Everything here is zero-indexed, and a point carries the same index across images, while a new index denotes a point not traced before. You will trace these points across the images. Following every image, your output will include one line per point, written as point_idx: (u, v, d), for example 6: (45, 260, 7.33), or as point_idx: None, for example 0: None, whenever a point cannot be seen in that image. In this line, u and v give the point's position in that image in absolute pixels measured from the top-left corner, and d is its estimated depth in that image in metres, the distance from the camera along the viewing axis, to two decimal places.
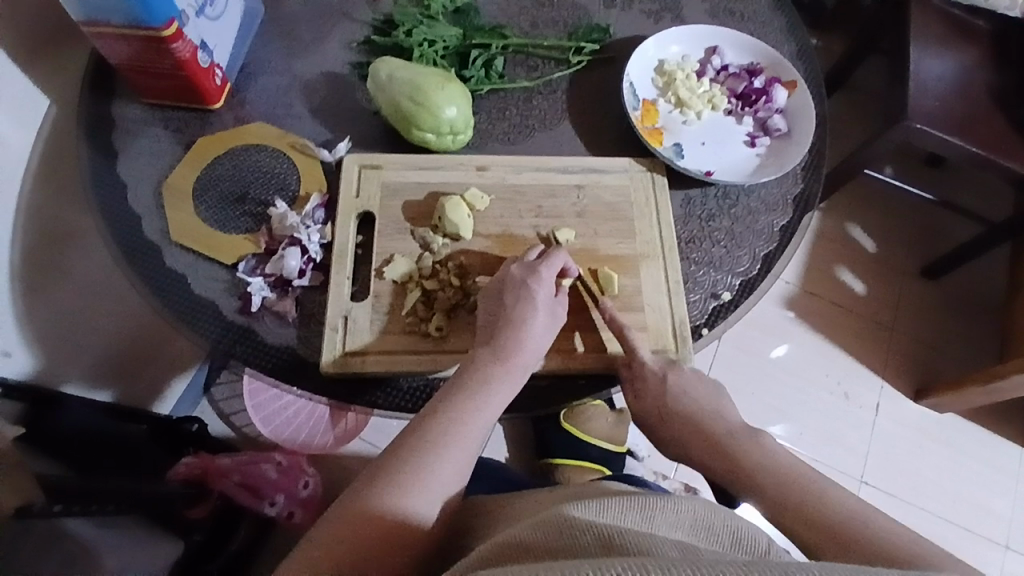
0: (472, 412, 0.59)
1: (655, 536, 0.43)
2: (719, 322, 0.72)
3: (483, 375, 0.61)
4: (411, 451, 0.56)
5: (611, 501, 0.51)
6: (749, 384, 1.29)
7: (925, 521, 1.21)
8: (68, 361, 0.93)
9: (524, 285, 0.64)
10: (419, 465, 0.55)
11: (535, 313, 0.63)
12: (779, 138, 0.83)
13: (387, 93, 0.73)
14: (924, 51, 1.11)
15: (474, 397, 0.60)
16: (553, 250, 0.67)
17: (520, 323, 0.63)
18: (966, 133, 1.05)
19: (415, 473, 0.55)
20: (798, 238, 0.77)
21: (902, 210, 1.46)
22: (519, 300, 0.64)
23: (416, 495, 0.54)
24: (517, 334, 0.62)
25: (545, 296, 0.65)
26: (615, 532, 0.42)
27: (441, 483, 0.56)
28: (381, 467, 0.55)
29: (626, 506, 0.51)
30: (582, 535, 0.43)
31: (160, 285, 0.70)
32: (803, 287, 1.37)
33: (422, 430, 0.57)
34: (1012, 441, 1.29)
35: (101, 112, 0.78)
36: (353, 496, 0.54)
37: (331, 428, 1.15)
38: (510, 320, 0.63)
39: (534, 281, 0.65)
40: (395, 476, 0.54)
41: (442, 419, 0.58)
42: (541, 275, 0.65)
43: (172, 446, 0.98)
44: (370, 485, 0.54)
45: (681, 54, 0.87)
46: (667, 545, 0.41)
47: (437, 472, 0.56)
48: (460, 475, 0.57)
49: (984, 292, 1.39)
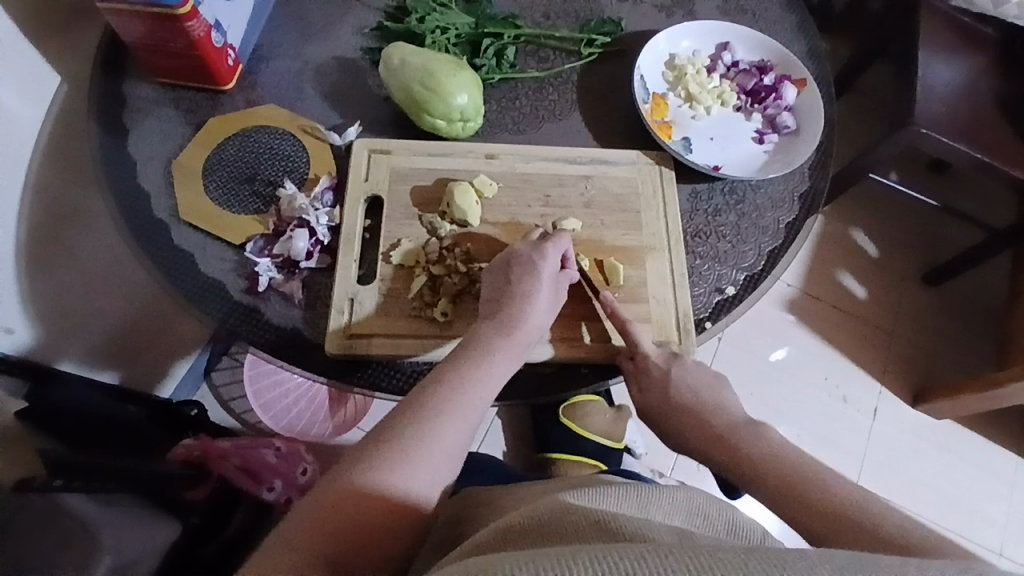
0: (475, 387, 0.59)
1: (655, 525, 0.43)
2: (723, 316, 0.73)
3: (487, 350, 0.61)
4: (416, 418, 0.56)
5: (609, 489, 0.51)
6: (748, 383, 1.29)
7: (919, 526, 1.21)
8: (68, 339, 0.93)
9: (530, 263, 0.64)
10: (423, 433, 0.56)
11: (540, 289, 0.64)
12: (787, 136, 0.83)
13: (398, 78, 0.73)
14: (932, 56, 1.11)
15: (478, 368, 0.60)
16: (559, 235, 0.66)
17: (527, 302, 0.63)
18: (971, 138, 1.06)
19: (417, 446, 0.55)
20: (803, 235, 0.78)
21: (905, 215, 1.46)
22: (524, 277, 0.64)
23: (420, 463, 0.55)
24: (523, 309, 0.63)
25: (550, 272, 0.65)
26: (612, 519, 0.43)
27: (445, 452, 0.56)
28: (383, 434, 0.56)
29: (624, 494, 0.51)
30: (579, 523, 0.43)
31: (168, 262, 0.70)
32: (805, 289, 1.38)
33: (427, 398, 0.58)
34: (1007, 448, 1.29)
35: (112, 89, 0.78)
36: (355, 462, 0.54)
37: (330, 415, 1.16)
38: (515, 298, 0.63)
39: (539, 259, 0.64)
40: (398, 443, 0.55)
41: (447, 388, 0.58)
42: (547, 252, 0.65)
43: (172, 427, 0.99)
44: (372, 452, 0.54)
45: (692, 50, 0.87)
46: (666, 534, 0.41)
47: (438, 446, 0.56)
48: (462, 444, 0.58)
49: (985, 299, 1.40)
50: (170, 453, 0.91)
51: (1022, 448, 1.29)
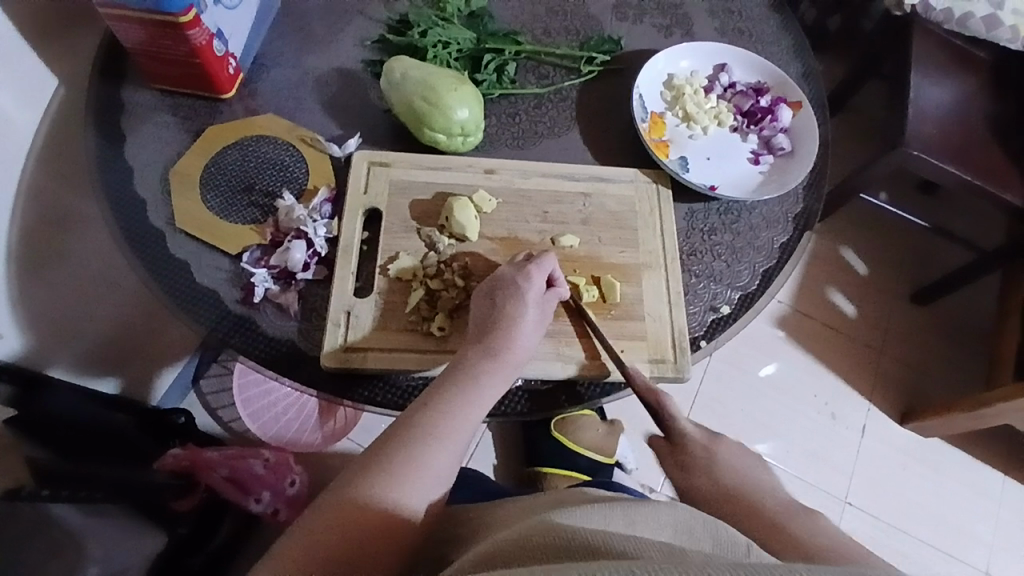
0: (463, 408, 0.59)
1: (643, 540, 0.42)
2: (718, 334, 0.73)
3: (475, 369, 0.61)
4: (402, 443, 0.56)
5: (598, 509, 0.50)
6: (738, 400, 1.30)
7: (907, 544, 1.22)
8: (58, 345, 0.92)
9: (512, 282, 0.65)
10: (412, 455, 0.55)
11: (525, 311, 0.64)
12: (783, 157, 0.84)
13: (399, 91, 0.74)
14: (924, 78, 1.13)
15: (465, 390, 0.60)
16: (544, 255, 0.67)
17: (514, 319, 0.63)
18: (962, 161, 1.08)
19: (402, 469, 0.55)
20: (797, 255, 0.79)
21: (895, 235, 1.48)
22: (510, 298, 0.64)
23: (406, 489, 0.54)
24: (508, 332, 0.63)
25: (535, 295, 0.65)
26: (603, 536, 0.42)
27: (434, 471, 0.56)
28: (373, 457, 0.55)
29: (612, 514, 0.50)
30: (569, 541, 0.42)
31: (163, 271, 0.70)
32: (795, 306, 1.39)
33: (417, 421, 0.57)
34: (993, 467, 1.30)
35: (110, 95, 0.78)
36: (342, 488, 0.53)
37: (320, 425, 1.14)
38: (501, 320, 0.63)
39: (522, 280, 0.65)
40: (389, 467, 0.54)
41: (435, 410, 0.58)
42: (530, 273, 0.66)
43: (158, 435, 0.97)
44: (361, 477, 0.54)
45: (689, 70, 0.88)
46: (654, 548, 0.41)
47: (425, 468, 0.55)
48: (451, 464, 0.57)
49: (972, 319, 1.41)
50: (156, 463, 0.89)
51: (1009, 468, 1.31)
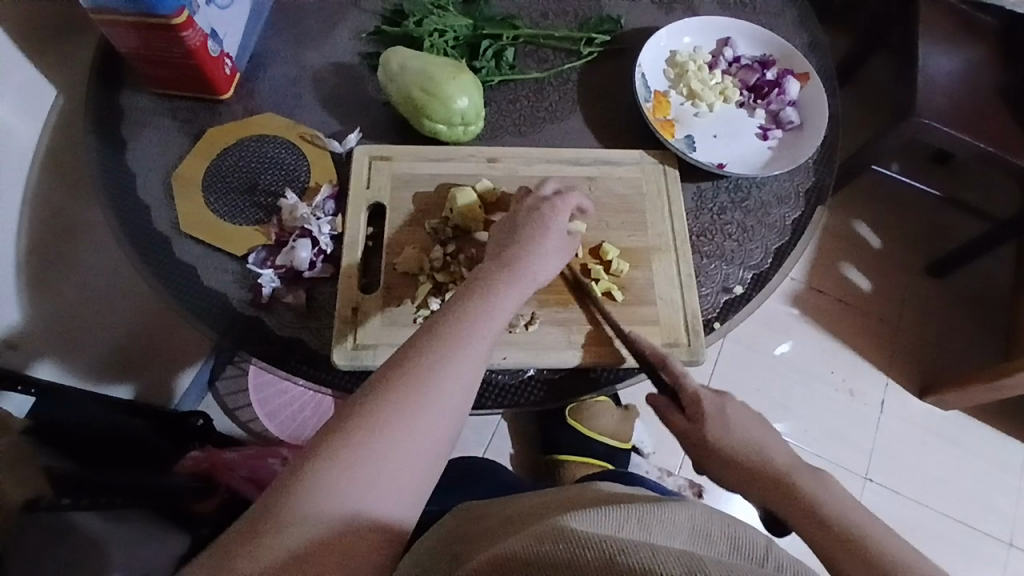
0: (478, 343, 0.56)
1: (658, 548, 0.40)
2: (732, 315, 0.72)
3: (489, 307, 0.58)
4: (414, 377, 0.52)
5: (608, 513, 0.47)
6: (753, 380, 1.28)
7: (929, 519, 1.21)
8: (71, 354, 0.92)
9: (535, 230, 0.64)
10: (425, 392, 0.51)
11: (541, 260, 0.62)
12: (791, 131, 0.82)
13: (397, 83, 0.72)
14: (930, 46, 1.10)
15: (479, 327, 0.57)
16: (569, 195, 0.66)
17: (527, 265, 0.61)
18: (974, 128, 1.05)
19: (418, 407, 0.50)
20: (810, 231, 0.77)
21: (907, 206, 1.45)
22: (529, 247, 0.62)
23: (417, 432, 0.50)
24: (523, 275, 0.61)
25: (555, 242, 0.64)
26: (618, 548, 0.39)
27: (433, 427, 0.50)
28: (377, 394, 0.50)
29: (623, 518, 0.47)
30: (583, 549, 0.40)
31: (170, 275, 0.69)
32: (808, 283, 1.37)
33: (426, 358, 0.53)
34: (1015, 438, 1.28)
35: (108, 100, 0.78)
36: (335, 435, 0.48)
37: (334, 421, 1.09)
38: (515, 267, 0.61)
39: (545, 229, 0.64)
40: (397, 406, 0.50)
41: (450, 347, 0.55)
42: (554, 219, 0.65)
43: (177, 438, 0.95)
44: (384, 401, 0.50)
45: (692, 46, 0.87)
46: (671, 563, 0.38)
47: (440, 403, 0.51)
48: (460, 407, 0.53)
49: (990, 288, 1.39)
50: (176, 466, 0.86)
51: None
